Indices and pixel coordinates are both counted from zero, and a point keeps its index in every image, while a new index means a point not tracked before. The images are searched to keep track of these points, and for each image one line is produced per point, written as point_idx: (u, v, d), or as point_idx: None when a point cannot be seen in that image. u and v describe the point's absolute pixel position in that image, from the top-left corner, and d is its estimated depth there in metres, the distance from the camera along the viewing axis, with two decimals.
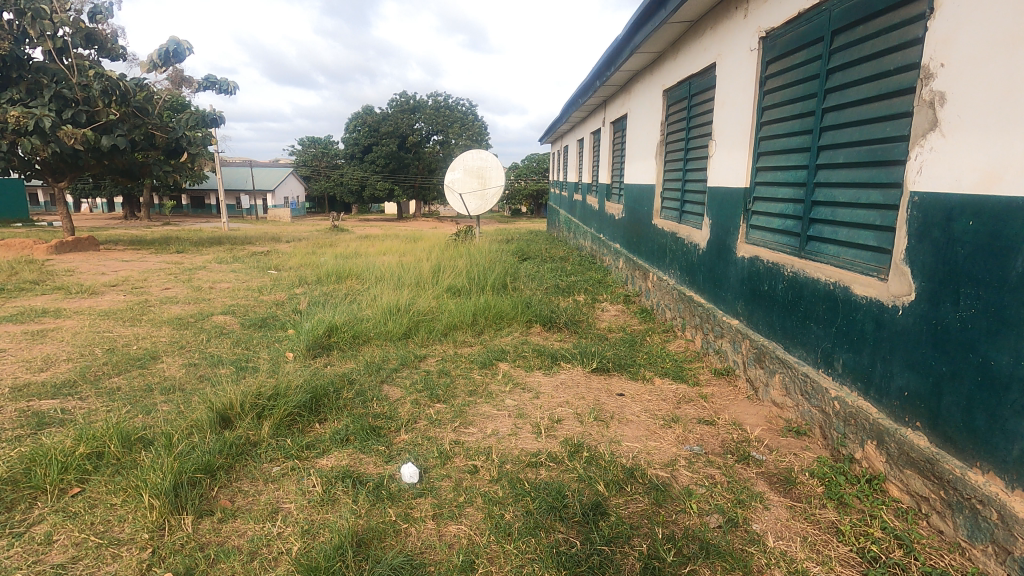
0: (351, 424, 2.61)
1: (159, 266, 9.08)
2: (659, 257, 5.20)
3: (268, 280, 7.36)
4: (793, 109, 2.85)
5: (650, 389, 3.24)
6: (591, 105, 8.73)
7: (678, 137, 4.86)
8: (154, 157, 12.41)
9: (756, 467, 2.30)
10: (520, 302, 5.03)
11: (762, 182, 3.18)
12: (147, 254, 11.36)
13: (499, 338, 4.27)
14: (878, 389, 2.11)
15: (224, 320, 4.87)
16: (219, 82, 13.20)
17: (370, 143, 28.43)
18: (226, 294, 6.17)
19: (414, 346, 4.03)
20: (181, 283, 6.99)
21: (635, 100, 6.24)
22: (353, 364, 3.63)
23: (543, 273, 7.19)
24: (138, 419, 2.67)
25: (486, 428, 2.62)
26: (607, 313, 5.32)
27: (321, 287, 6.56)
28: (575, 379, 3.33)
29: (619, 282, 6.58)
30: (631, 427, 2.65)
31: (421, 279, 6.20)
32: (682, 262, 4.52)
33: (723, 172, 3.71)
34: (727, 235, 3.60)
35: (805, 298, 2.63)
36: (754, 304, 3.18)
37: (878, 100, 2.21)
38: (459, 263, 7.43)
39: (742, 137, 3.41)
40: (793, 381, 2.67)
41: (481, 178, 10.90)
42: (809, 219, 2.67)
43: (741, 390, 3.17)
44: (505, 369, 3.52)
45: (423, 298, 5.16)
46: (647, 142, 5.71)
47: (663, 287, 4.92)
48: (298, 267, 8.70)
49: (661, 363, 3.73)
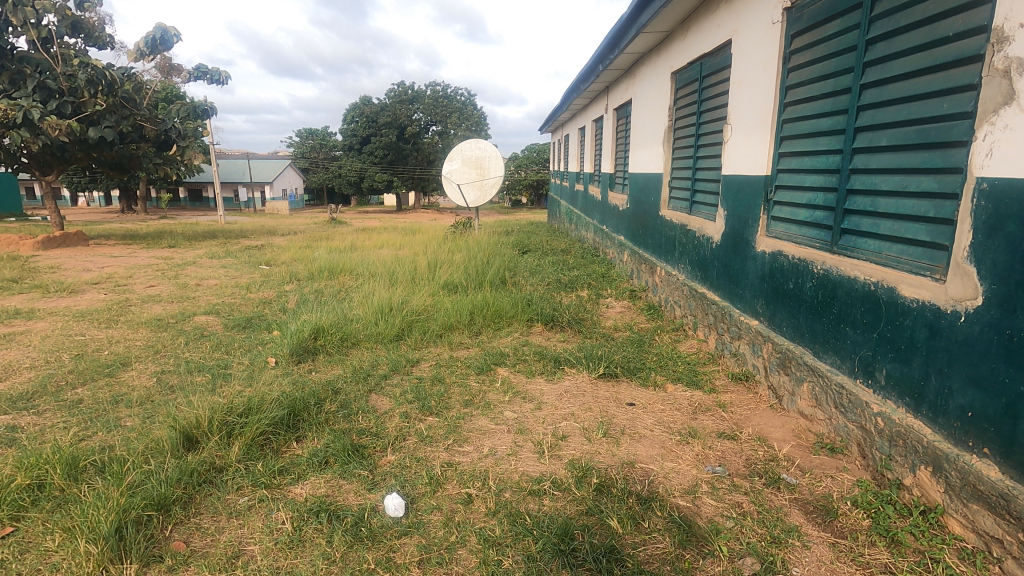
0: (332, 444, 2.33)
1: (148, 262, 8.80)
2: (667, 250, 4.92)
3: (257, 276, 7.06)
4: (821, 87, 2.55)
5: (663, 398, 2.96)
6: (594, 91, 8.39)
7: (688, 122, 4.56)
8: (144, 149, 12.08)
9: (789, 493, 2.02)
10: (521, 299, 4.74)
11: (786, 169, 2.88)
12: (138, 248, 11.08)
13: (497, 339, 3.99)
14: (933, 407, 1.83)
15: (207, 321, 4.58)
16: (210, 71, 12.85)
17: (368, 134, 28.03)
18: (213, 292, 5.88)
19: (407, 349, 3.75)
20: (167, 280, 6.70)
21: (640, 84, 5.92)
22: (340, 371, 3.35)
23: (545, 267, 6.90)
24: (95, 438, 2.40)
25: (483, 447, 2.35)
26: (612, 310, 5.04)
27: (313, 283, 6.27)
28: (581, 386, 3.05)
29: (624, 276, 6.29)
30: (645, 444, 2.38)
31: (417, 275, 5.91)
32: (693, 256, 4.23)
33: (740, 159, 3.41)
34: (745, 228, 3.31)
35: (839, 300, 2.35)
36: (777, 304, 2.90)
37: (931, 72, 1.92)
38: (456, 256, 7.15)
39: (762, 120, 3.11)
40: (825, 392, 2.40)
41: (480, 169, 10.58)
42: (843, 210, 2.38)
43: (763, 399, 2.89)
44: (504, 375, 3.24)
45: (418, 297, 4.87)
46: (654, 129, 5.39)
47: (672, 283, 4.64)
48: (291, 262, 8.41)
49: (673, 367, 3.45)
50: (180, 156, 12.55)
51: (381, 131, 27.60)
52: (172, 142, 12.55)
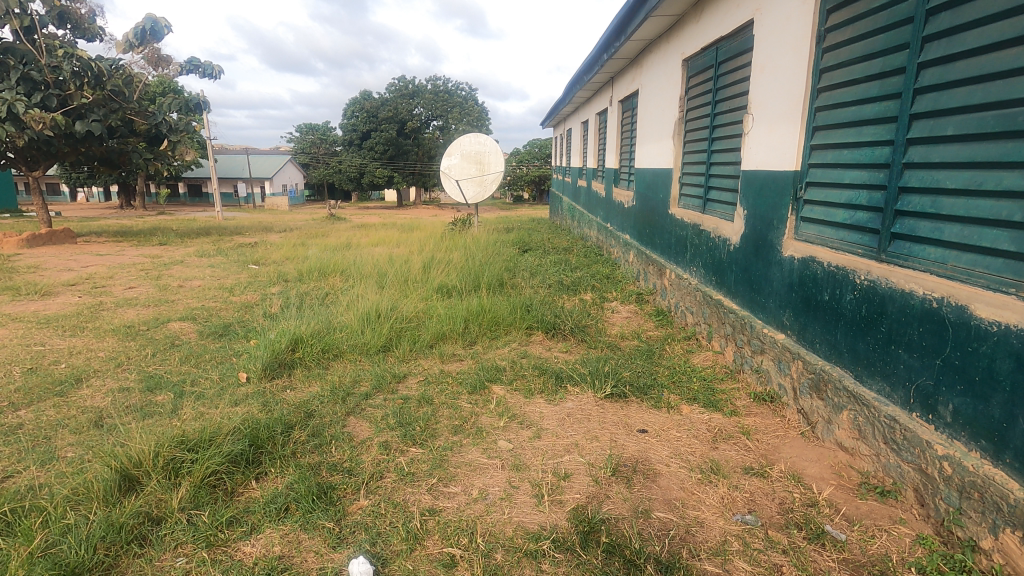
0: (296, 484, 1.99)
1: (135, 261, 8.48)
2: (677, 251, 4.57)
3: (244, 277, 6.73)
4: (865, 68, 2.21)
5: (678, 423, 2.63)
6: (598, 83, 8.01)
7: (701, 113, 4.21)
8: (134, 143, 11.72)
9: (837, 553, 1.68)
10: (520, 304, 4.39)
11: (820, 163, 2.53)
12: (127, 246, 10.75)
13: (493, 351, 3.65)
14: (1021, 456, 1.49)
15: (181, 329, 4.24)
16: (202, 64, 12.49)
17: (367, 129, 27.65)
18: (194, 295, 5.54)
19: (394, 362, 3.42)
20: (148, 281, 6.36)
21: (648, 74, 5.58)
22: (318, 389, 3.01)
23: (546, 268, 6.56)
24: (21, 477, 2.06)
25: (472, 488, 2.01)
26: (618, 316, 4.70)
27: (300, 285, 5.93)
28: (586, 408, 2.70)
29: (629, 277, 5.94)
30: (661, 485, 2.04)
31: (410, 278, 5.57)
32: (707, 259, 3.89)
33: (762, 151, 3.06)
34: (769, 229, 2.96)
35: (889, 316, 2.00)
36: (808, 317, 2.55)
37: (1017, 45, 1.59)
38: (453, 256, 6.80)
39: (791, 108, 2.76)
40: (871, 424, 2.05)
41: (479, 164, 10.22)
42: (894, 212, 2.04)
43: (792, 425, 2.55)
44: (500, 394, 2.90)
45: (409, 302, 4.53)
46: (663, 121, 5.04)
47: (683, 288, 4.29)
48: (282, 261, 8.07)
49: (687, 384, 3.11)
50: (171, 151, 12.21)
51: (381, 126, 27.24)
52: (162, 137, 12.20)
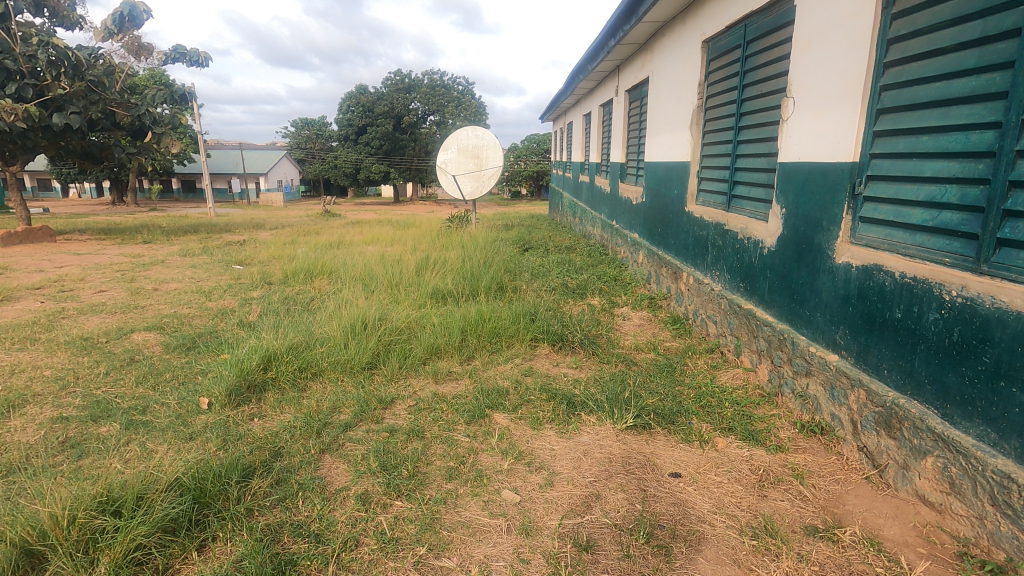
0: (245, 561, 1.56)
1: (113, 261, 8.01)
2: (696, 253, 4.15)
3: (226, 279, 6.29)
4: (958, 33, 1.79)
5: (715, 462, 2.21)
6: (602, 72, 7.57)
7: (725, 99, 3.80)
8: (116, 137, 11.23)
9: None
10: (524, 312, 3.97)
11: (887, 153, 2.12)
12: (109, 245, 10.26)
13: (494, 368, 3.23)
14: None
15: (145, 340, 3.79)
16: (189, 53, 12.00)
17: (363, 124, 27.12)
18: (167, 300, 5.09)
19: (381, 382, 3.00)
20: (120, 284, 5.90)
21: (660, 60, 5.17)
22: (290, 419, 2.58)
23: (549, 269, 6.15)
24: None
25: (472, 562, 1.60)
26: (630, 324, 4.28)
27: (284, 289, 5.49)
28: (604, 444, 2.28)
29: (639, 279, 5.52)
30: (709, 557, 1.63)
31: (403, 281, 5.14)
32: (733, 262, 3.47)
33: (807, 140, 2.64)
34: (816, 230, 2.55)
35: (997, 343, 1.59)
36: (872, 337, 2.13)
37: None
38: (450, 256, 6.37)
39: (845, 88, 2.34)
40: (970, 478, 1.64)
41: (477, 159, 9.79)
42: (1002, 212, 1.63)
43: (852, 465, 2.14)
44: (503, 425, 2.48)
45: (400, 310, 4.11)
46: (679, 110, 4.60)
47: (704, 294, 3.87)
48: (268, 261, 7.63)
49: (719, 410, 2.69)
50: (155, 144, 11.72)
51: (377, 120, 26.73)
52: (146, 130, 11.71)
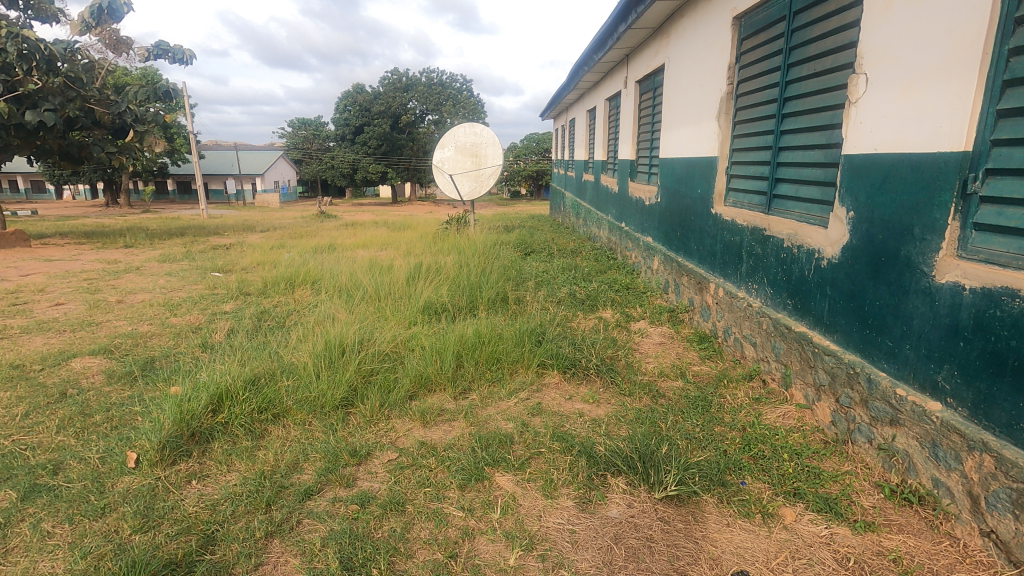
0: None
1: (85, 268, 7.47)
2: (726, 262, 3.62)
3: (201, 289, 5.74)
4: None
5: (788, 550, 1.67)
6: (609, 62, 7.05)
7: (760, 84, 3.27)
8: (96, 136, 10.68)
9: None
10: (528, 331, 3.43)
11: (1019, 138, 1.58)
12: (86, 250, 9.69)
13: (495, 405, 2.70)
14: None
15: (86, 367, 3.24)
16: (172, 48, 11.45)
17: (359, 124, 26.57)
18: (128, 315, 4.54)
19: (358, 426, 2.46)
20: (81, 296, 5.34)
21: (678, 44, 4.64)
22: (237, 480, 2.04)
23: (555, 276, 5.61)
24: None
25: None
26: (649, 343, 3.75)
27: (261, 301, 4.94)
28: (640, 525, 1.75)
29: (654, 287, 4.99)
30: None
31: (392, 293, 4.61)
32: (778, 275, 2.92)
33: (889, 125, 2.09)
34: (903, 239, 2.00)
35: None
36: (1002, 385, 1.59)
37: None
38: (446, 262, 5.83)
39: (950, 55, 1.80)
40: None
41: (476, 157, 9.26)
42: None
43: (975, 556, 1.61)
44: (508, 492, 1.94)
45: (386, 329, 3.57)
46: (703, 98, 4.05)
47: (738, 311, 3.33)
48: (251, 268, 7.09)
49: (777, 465, 2.15)
50: (137, 144, 11.17)
51: (374, 120, 26.23)
52: (128, 128, 11.14)
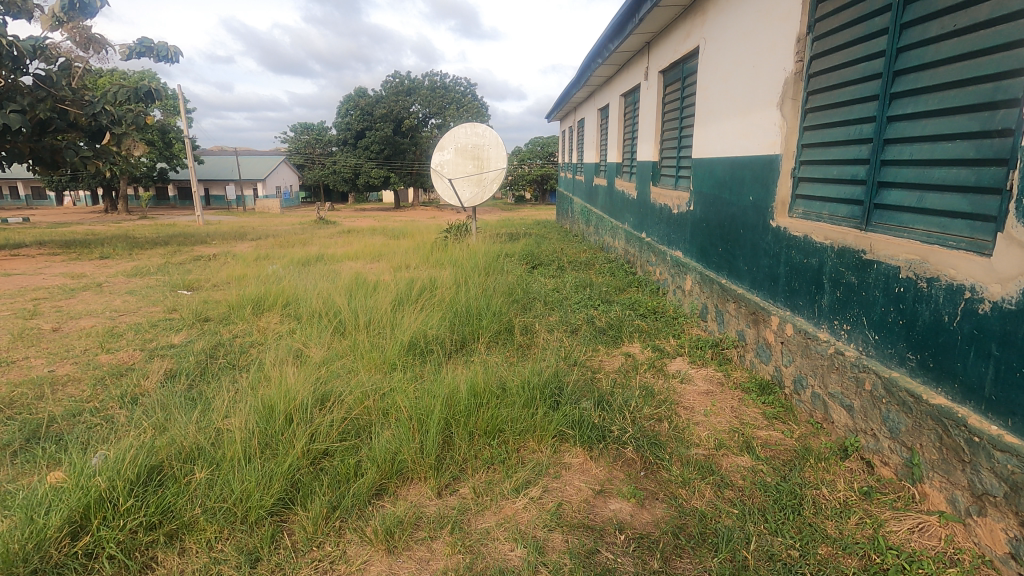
0: None
1: (42, 283, 6.71)
2: (795, 290, 2.80)
3: (157, 312, 4.95)
4: None
5: None
6: (626, 52, 6.29)
7: (847, 55, 2.46)
8: (71, 138, 9.91)
9: None
10: (540, 384, 2.62)
11: None
12: (56, 262, 8.93)
13: (496, 509, 1.88)
14: None
15: None
16: (156, 45, 10.74)
17: (361, 128, 25.90)
18: (53, 351, 3.73)
19: (290, 555, 1.65)
20: (13, 323, 4.54)
21: (717, 19, 3.86)
22: None
23: (568, 297, 4.79)
24: None
25: None
26: (694, 393, 2.93)
27: (220, 330, 4.15)
28: None
29: (688, 313, 4.16)
30: None
31: (372, 320, 3.82)
32: (890, 316, 2.10)
33: None
34: None
35: None
36: None
37: None
38: (439, 279, 5.02)
39: None
40: None
41: (477, 160, 8.47)
42: None
43: None
44: None
45: (355, 378, 2.77)
46: (758, 83, 3.25)
47: (819, 359, 2.51)
48: (224, 284, 6.31)
49: None
50: (116, 147, 10.41)
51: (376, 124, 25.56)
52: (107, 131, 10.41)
